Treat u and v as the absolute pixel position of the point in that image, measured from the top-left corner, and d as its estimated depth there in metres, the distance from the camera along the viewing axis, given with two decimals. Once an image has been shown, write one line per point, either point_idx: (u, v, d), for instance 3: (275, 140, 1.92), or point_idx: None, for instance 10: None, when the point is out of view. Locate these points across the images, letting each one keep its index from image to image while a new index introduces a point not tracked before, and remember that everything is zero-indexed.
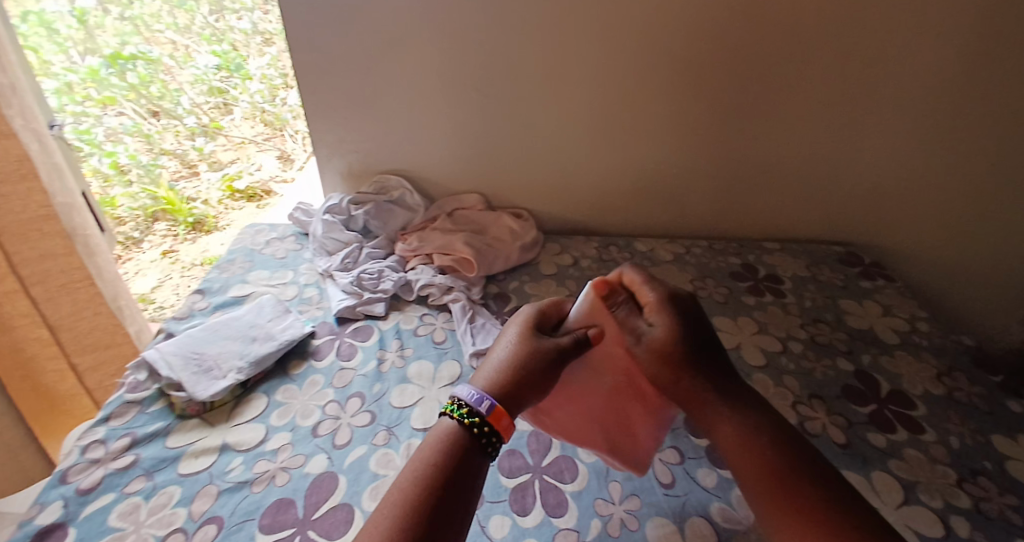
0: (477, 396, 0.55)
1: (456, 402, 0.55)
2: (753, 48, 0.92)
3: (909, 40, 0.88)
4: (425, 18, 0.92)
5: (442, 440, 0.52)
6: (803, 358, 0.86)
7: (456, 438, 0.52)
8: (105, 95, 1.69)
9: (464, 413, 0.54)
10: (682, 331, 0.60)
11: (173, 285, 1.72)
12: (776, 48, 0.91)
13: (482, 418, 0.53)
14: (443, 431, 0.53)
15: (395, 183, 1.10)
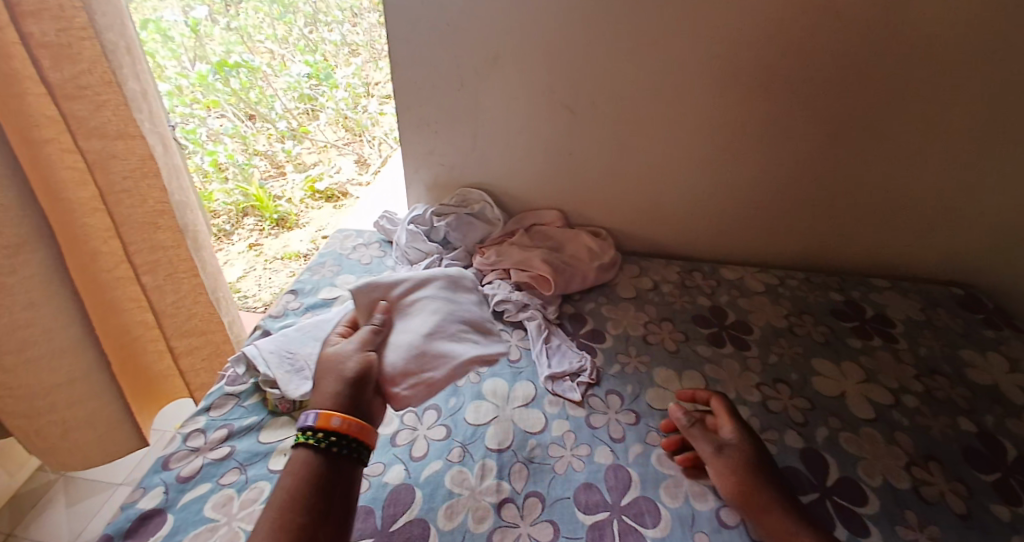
0: None
1: (304, 430, 0.53)
2: (867, 66, 0.87)
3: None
4: (521, 37, 0.93)
5: (292, 473, 0.51)
6: (917, 414, 0.77)
7: (316, 466, 0.52)
8: (210, 98, 1.84)
9: (297, 434, 0.53)
10: (754, 449, 0.65)
11: (258, 276, 1.86)
12: (895, 66, 0.86)
13: (319, 430, 0.53)
14: (300, 463, 0.52)
15: (477, 197, 1.11)
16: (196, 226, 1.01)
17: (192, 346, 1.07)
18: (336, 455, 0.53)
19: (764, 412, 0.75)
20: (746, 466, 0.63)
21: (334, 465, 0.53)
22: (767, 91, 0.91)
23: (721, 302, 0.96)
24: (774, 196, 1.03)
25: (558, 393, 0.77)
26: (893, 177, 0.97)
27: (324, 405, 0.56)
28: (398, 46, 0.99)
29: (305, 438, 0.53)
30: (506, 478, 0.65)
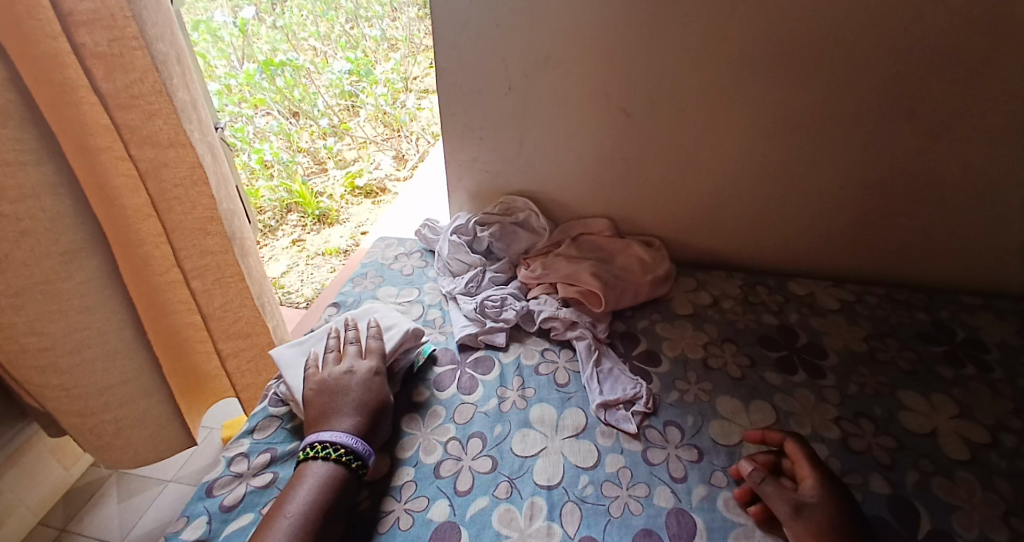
0: (345, 438, 0.63)
1: (330, 443, 0.63)
2: (968, 52, 0.77)
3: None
4: (575, 37, 0.88)
5: (326, 480, 0.60)
6: (1020, 457, 0.66)
7: (336, 481, 0.60)
8: (257, 97, 1.90)
9: (340, 453, 0.62)
10: (845, 513, 0.56)
11: (299, 272, 1.74)
12: (1002, 52, 0.76)
13: (352, 454, 0.63)
14: (320, 471, 0.60)
15: (521, 205, 1.07)
16: (243, 235, 1.00)
17: (239, 348, 1.06)
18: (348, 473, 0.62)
19: (845, 450, 0.67)
20: (833, 532, 0.54)
21: (345, 480, 0.61)
22: (853, 85, 0.83)
23: (790, 322, 0.88)
24: (850, 201, 0.94)
25: (612, 423, 0.71)
26: (998, 183, 0.86)
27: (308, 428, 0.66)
28: (445, 50, 0.95)
29: (326, 451, 0.62)
30: (557, 520, 0.60)
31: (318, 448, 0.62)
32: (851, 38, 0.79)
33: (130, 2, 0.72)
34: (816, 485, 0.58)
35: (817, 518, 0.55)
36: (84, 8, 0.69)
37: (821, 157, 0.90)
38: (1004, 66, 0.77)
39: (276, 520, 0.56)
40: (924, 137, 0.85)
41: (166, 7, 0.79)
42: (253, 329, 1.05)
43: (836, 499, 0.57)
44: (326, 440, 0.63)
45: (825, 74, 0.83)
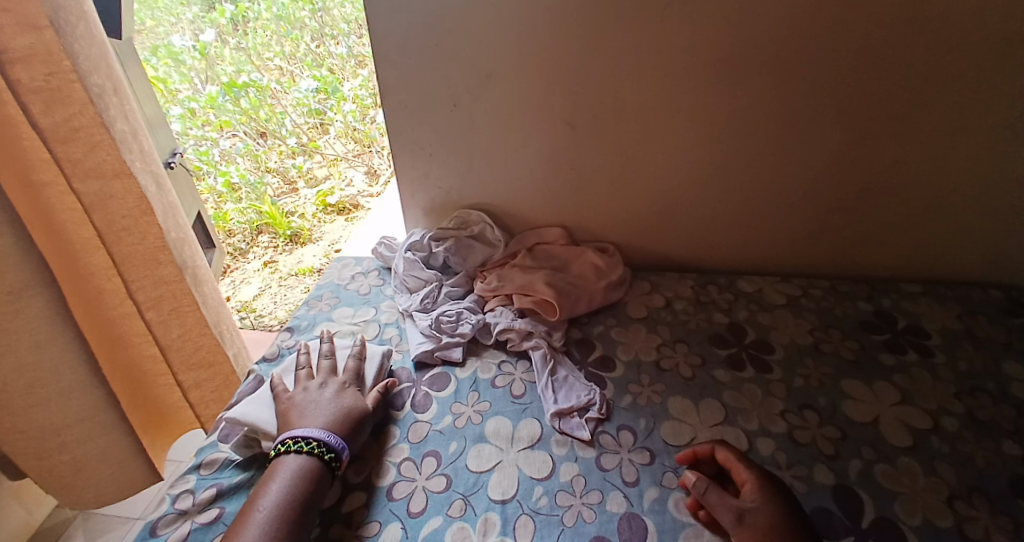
0: (314, 433, 0.65)
1: (304, 439, 0.64)
2: (888, 53, 0.80)
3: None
4: (515, 53, 0.89)
5: (298, 473, 0.61)
6: (960, 439, 0.68)
7: (314, 472, 0.62)
8: (222, 119, 1.88)
9: (313, 446, 0.64)
10: (787, 513, 0.57)
11: (272, 294, 1.72)
12: (919, 52, 0.80)
13: (327, 447, 0.64)
14: (296, 466, 0.62)
15: (476, 218, 1.07)
16: (195, 261, 0.98)
17: (200, 379, 1.05)
18: (323, 466, 0.63)
19: (791, 444, 0.68)
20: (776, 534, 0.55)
21: (320, 474, 0.62)
22: (785, 86, 0.86)
23: (739, 319, 0.89)
24: (793, 199, 0.97)
25: (566, 431, 0.72)
26: (927, 173, 0.90)
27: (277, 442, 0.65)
28: (387, 69, 0.95)
29: (299, 446, 0.64)
30: (511, 535, 0.60)
31: (290, 443, 0.64)
32: (780, 43, 0.82)
33: (59, 35, 0.70)
34: (756, 489, 0.59)
35: (760, 523, 0.56)
36: (19, 44, 0.67)
37: (760, 157, 0.93)
38: (920, 65, 0.81)
39: (250, 512, 0.58)
40: (855, 134, 0.88)
41: (100, 37, 0.77)
42: (213, 358, 1.04)
43: (778, 501, 0.58)
44: (295, 435, 0.65)
45: (760, 78, 0.85)
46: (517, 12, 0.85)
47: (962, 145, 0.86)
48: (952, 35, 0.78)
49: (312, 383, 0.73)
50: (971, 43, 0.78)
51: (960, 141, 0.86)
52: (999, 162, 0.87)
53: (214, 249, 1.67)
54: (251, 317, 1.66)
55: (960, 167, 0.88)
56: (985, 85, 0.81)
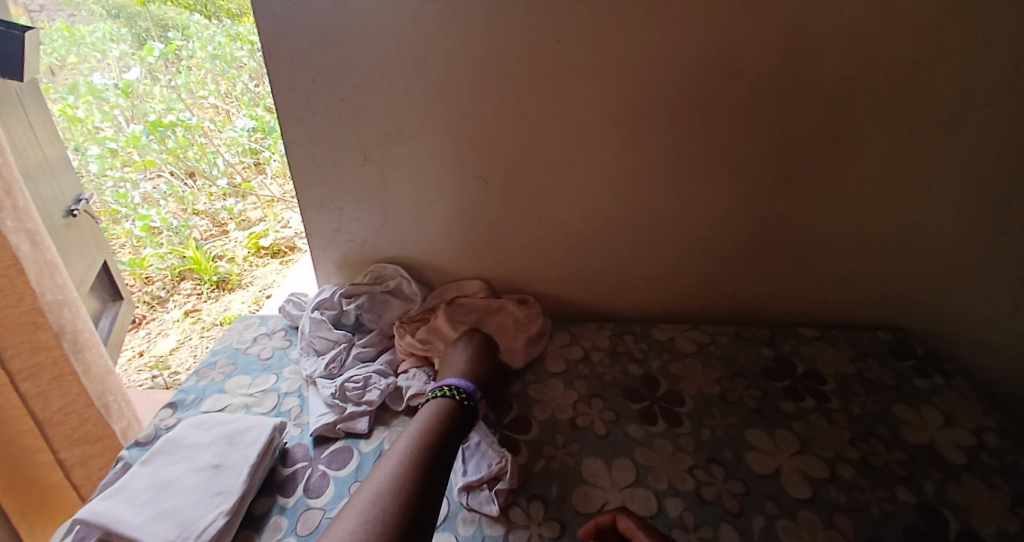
0: (465, 386, 0.78)
1: (451, 386, 0.77)
2: (771, 121, 0.86)
3: (962, 103, 0.82)
4: (423, 112, 0.89)
5: (443, 409, 0.75)
6: (855, 489, 0.70)
7: (456, 412, 0.75)
8: (145, 159, 1.74)
9: (454, 392, 0.76)
10: None
11: (191, 347, 1.60)
12: (798, 121, 0.86)
13: (467, 395, 0.76)
14: (442, 404, 0.76)
15: (391, 271, 1.03)
16: (76, 326, 1.01)
17: (86, 455, 1.08)
18: (462, 409, 0.75)
19: (697, 503, 0.67)
20: None
21: (461, 414, 0.75)
22: (679, 147, 0.90)
23: (653, 370, 0.90)
24: (698, 252, 1.00)
25: (474, 507, 0.67)
26: (817, 230, 0.95)
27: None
28: (291, 124, 0.92)
29: (450, 392, 0.77)
30: None
31: (443, 389, 0.77)
32: (674, 110, 0.86)
33: None
34: None
35: None
36: None
37: (664, 213, 0.97)
38: (802, 132, 0.86)
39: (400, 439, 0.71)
40: (748, 193, 0.93)
41: None
42: (101, 433, 1.08)
43: None
44: (452, 385, 0.78)
45: (659, 141, 0.89)
46: (422, 73, 0.86)
47: (845, 204, 0.92)
48: (825, 105, 0.84)
49: (236, 455, 0.68)
50: (842, 115, 0.84)
51: (842, 202, 0.92)
52: (879, 220, 0.93)
53: (125, 302, 1.55)
54: (164, 376, 1.55)
55: (844, 224, 0.94)
56: (858, 151, 0.87)
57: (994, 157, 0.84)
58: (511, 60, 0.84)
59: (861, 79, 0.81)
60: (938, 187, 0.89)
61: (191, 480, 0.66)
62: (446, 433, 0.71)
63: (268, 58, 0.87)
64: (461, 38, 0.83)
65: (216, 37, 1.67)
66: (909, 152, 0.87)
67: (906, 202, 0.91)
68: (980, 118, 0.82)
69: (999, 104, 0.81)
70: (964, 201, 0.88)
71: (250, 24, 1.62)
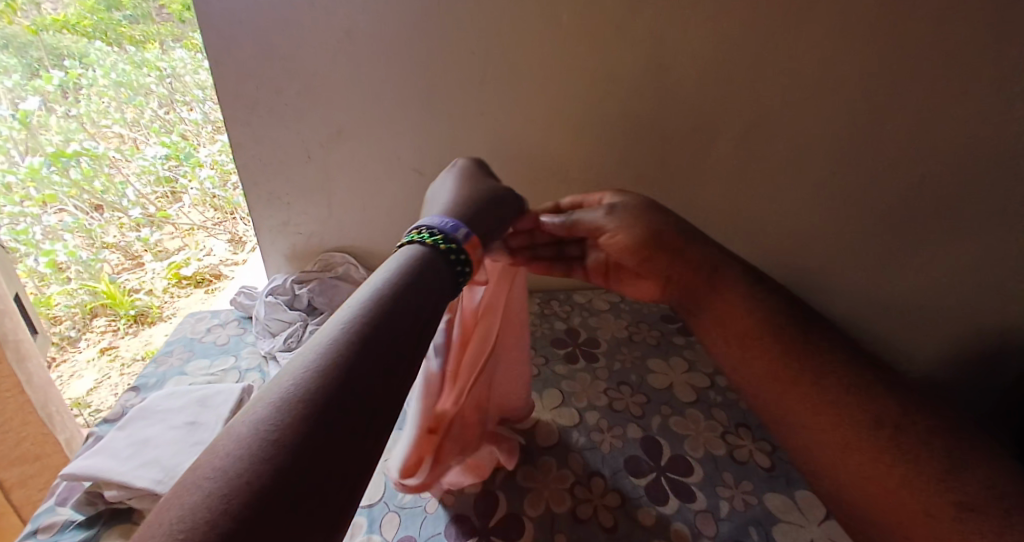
0: (451, 225, 0.55)
1: (429, 230, 0.53)
2: (656, 117, 1.03)
3: (802, 96, 1.00)
4: (361, 112, 1.01)
5: (409, 262, 0.49)
6: (729, 390, 0.88)
7: (425, 259, 0.50)
8: (46, 193, 1.42)
9: (437, 238, 0.53)
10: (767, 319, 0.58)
11: (111, 385, 1.44)
12: (677, 117, 1.03)
13: (460, 245, 0.53)
14: (416, 252, 0.51)
15: (339, 259, 1.14)
16: (18, 337, 1.03)
17: (26, 475, 1.10)
18: (440, 256, 0.52)
19: (610, 412, 0.83)
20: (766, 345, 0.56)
21: (436, 263, 0.51)
22: (581, 137, 1.05)
23: (574, 323, 1.05)
24: None
25: None
26: (701, 207, 1.14)
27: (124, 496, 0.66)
28: (238, 126, 1.01)
29: (423, 237, 0.52)
30: (377, 531, 0.65)
31: (415, 234, 0.53)
32: (575, 108, 1.02)
33: None
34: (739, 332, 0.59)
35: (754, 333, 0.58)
36: None
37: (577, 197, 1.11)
38: (683, 123, 1.04)
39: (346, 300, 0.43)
40: (643, 177, 1.10)
41: None
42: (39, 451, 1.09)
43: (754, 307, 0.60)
44: (424, 227, 0.54)
45: (566, 134, 1.05)
46: (357, 78, 0.98)
47: (725, 183, 1.10)
48: (696, 101, 1.01)
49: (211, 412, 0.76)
50: (714, 109, 1.02)
51: (717, 182, 1.10)
52: (749, 195, 1.12)
53: (40, 334, 1.36)
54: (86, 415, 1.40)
55: (724, 201, 1.13)
56: (728, 139, 1.05)
57: (830, 138, 1.04)
58: (434, 67, 0.97)
59: (725, 80, 0.99)
60: (799, 165, 1.08)
61: (169, 435, 0.73)
62: (416, 279, 0.47)
63: (214, 67, 0.96)
64: (387, 48, 0.96)
65: (117, 64, 1.45)
66: (770, 137, 1.05)
67: (772, 176, 1.09)
68: (822, 105, 1.01)
69: (823, 95, 1.00)
70: (812, 173, 1.09)
71: (158, 48, 1.45)
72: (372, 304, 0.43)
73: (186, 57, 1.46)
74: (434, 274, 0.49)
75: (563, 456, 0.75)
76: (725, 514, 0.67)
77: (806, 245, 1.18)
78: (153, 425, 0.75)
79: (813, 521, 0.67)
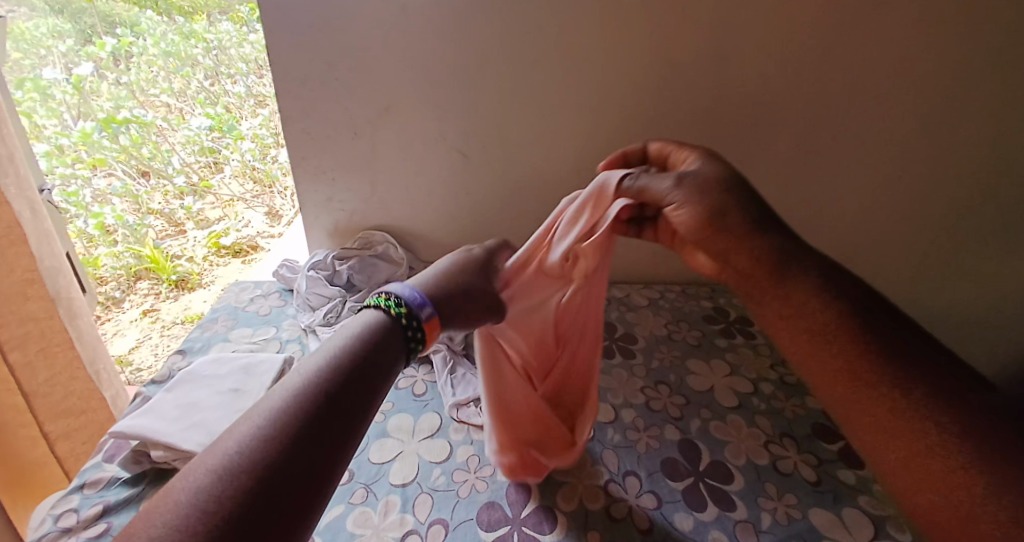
0: (418, 300, 0.55)
1: (390, 296, 0.54)
2: (713, 108, 0.99)
3: (872, 90, 0.94)
4: (408, 89, 1.00)
5: (371, 321, 0.52)
6: (773, 398, 0.85)
7: (384, 325, 0.52)
8: (95, 157, 1.46)
9: (396, 307, 0.54)
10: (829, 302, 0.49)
11: (152, 346, 1.49)
12: (735, 107, 0.98)
13: (416, 319, 0.54)
14: (373, 319, 0.52)
15: (379, 239, 1.14)
16: (70, 294, 1.07)
17: (70, 428, 1.12)
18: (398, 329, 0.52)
19: (648, 411, 0.81)
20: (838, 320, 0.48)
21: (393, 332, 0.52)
22: (631, 125, 1.01)
23: (612, 318, 1.03)
24: None
25: (463, 419, 0.79)
26: None
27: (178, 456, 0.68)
28: (289, 99, 1.02)
29: (386, 304, 0.54)
30: (410, 511, 0.65)
31: (381, 298, 0.54)
32: (628, 94, 0.98)
33: None
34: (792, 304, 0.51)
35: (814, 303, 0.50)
36: None
37: None
38: (742, 116, 0.99)
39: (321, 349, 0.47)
40: None
41: None
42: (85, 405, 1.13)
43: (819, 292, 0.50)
44: (392, 293, 0.55)
45: (615, 121, 1.01)
46: (407, 54, 0.97)
47: (782, 180, 1.05)
48: (758, 92, 0.96)
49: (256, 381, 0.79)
50: (776, 101, 0.97)
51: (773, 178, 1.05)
52: (807, 194, 1.06)
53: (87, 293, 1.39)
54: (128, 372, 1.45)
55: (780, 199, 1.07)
56: (789, 134, 1.00)
57: (899, 137, 0.98)
58: (485, 45, 0.95)
59: (790, 71, 0.94)
60: (863, 166, 1.02)
61: (214, 401, 0.75)
62: (375, 346, 0.49)
63: (268, 38, 0.96)
64: (439, 24, 0.94)
65: (167, 34, 1.48)
66: (835, 133, 0.99)
67: (833, 176, 1.03)
68: (894, 102, 0.95)
69: (896, 92, 0.94)
70: (878, 175, 1.02)
71: (206, 20, 1.49)
72: (339, 359, 0.46)
73: (232, 31, 1.52)
74: (388, 344, 0.51)
75: (599, 453, 0.74)
76: (767, 527, 0.65)
77: (864, 251, 1.11)
78: (199, 391, 0.77)
79: (860, 540, 0.64)
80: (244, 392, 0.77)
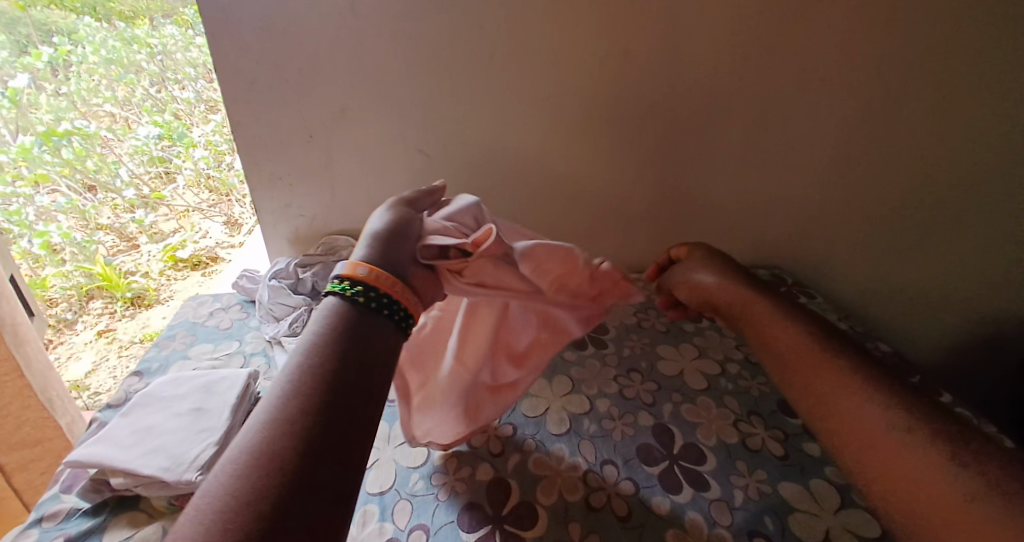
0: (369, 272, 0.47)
1: (341, 278, 0.46)
2: (669, 97, 1.00)
3: (817, 76, 0.97)
4: (363, 90, 0.98)
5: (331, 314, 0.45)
6: (741, 378, 0.88)
7: (345, 315, 0.45)
8: (38, 173, 1.35)
9: (350, 288, 0.46)
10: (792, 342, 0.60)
11: (110, 368, 1.43)
12: (690, 96, 1.00)
13: (368, 288, 0.46)
14: (331, 312, 0.45)
15: (343, 243, 1.10)
16: (14, 318, 1.00)
17: (26, 459, 1.09)
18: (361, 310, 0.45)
19: (621, 399, 0.82)
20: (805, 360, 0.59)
21: (358, 318, 0.45)
22: (590, 118, 1.02)
23: None
24: (617, 212, 1.13)
25: None
26: (713, 191, 1.11)
27: (139, 482, 0.65)
28: (238, 104, 0.98)
29: (341, 289, 0.46)
30: (389, 519, 0.65)
31: (334, 284, 0.46)
32: (586, 87, 0.99)
33: None
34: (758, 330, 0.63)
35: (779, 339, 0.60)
36: None
37: (586, 179, 1.09)
38: (697, 104, 1.01)
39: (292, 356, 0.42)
40: (654, 159, 1.07)
41: None
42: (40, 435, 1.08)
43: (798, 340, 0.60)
44: (340, 274, 0.47)
45: (574, 114, 1.02)
46: (360, 54, 0.95)
47: (737, 166, 1.08)
48: (710, 81, 0.98)
49: (218, 399, 0.76)
50: (728, 89, 0.99)
51: (730, 164, 1.07)
52: (762, 177, 1.09)
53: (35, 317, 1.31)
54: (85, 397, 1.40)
55: (737, 184, 1.10)
56: (742, 121, 1.02)
57: (845, 119, 1.02)
58: (439, 42, 0.94)
59: (740, 59, 0.96)
60: (812, 149, 1.05)
61: (174, 422, 0.72)
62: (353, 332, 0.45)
63: (212, 42, 0.92)
64: (391, 22, 0.92)
65: (107, 40, 1.39)
66: (786, 118, 1.02)
67: (786, 160, 1.07)
68: (838, 86, 0.98)
69: (839, 77, 0.97)
70: (827, 157, 1.06)
71: (149, 25, 1.42)
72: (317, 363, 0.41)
73: (178, 34, 1.44)
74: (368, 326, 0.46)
75: (575, 445, 0.74)
76: (740, 504, 0.67)
77: (818, 230, 1.16)
78: (157, 413, 0.74)
79: (826, 510, 0.67)
80: (207, 411, 0.74)
